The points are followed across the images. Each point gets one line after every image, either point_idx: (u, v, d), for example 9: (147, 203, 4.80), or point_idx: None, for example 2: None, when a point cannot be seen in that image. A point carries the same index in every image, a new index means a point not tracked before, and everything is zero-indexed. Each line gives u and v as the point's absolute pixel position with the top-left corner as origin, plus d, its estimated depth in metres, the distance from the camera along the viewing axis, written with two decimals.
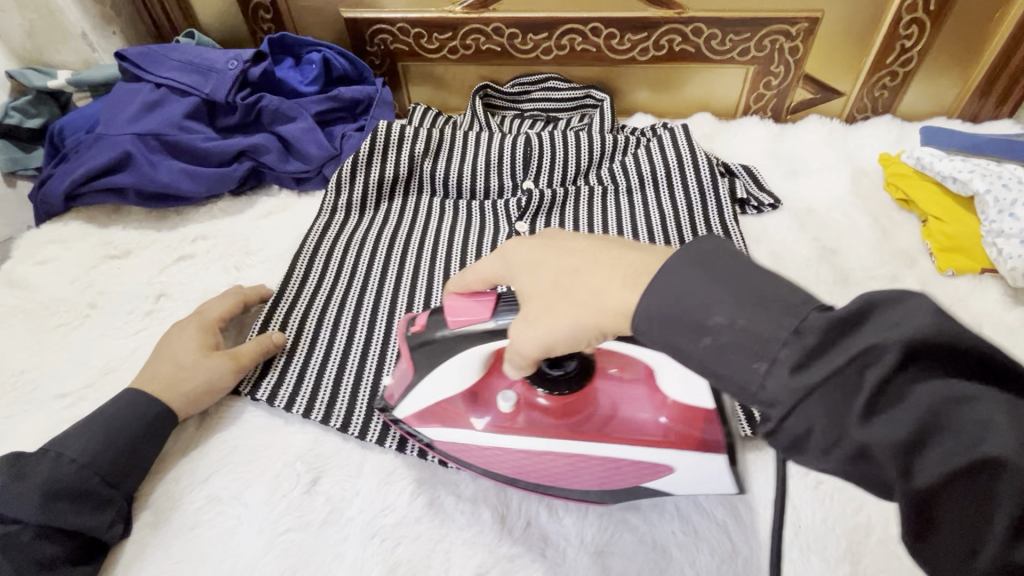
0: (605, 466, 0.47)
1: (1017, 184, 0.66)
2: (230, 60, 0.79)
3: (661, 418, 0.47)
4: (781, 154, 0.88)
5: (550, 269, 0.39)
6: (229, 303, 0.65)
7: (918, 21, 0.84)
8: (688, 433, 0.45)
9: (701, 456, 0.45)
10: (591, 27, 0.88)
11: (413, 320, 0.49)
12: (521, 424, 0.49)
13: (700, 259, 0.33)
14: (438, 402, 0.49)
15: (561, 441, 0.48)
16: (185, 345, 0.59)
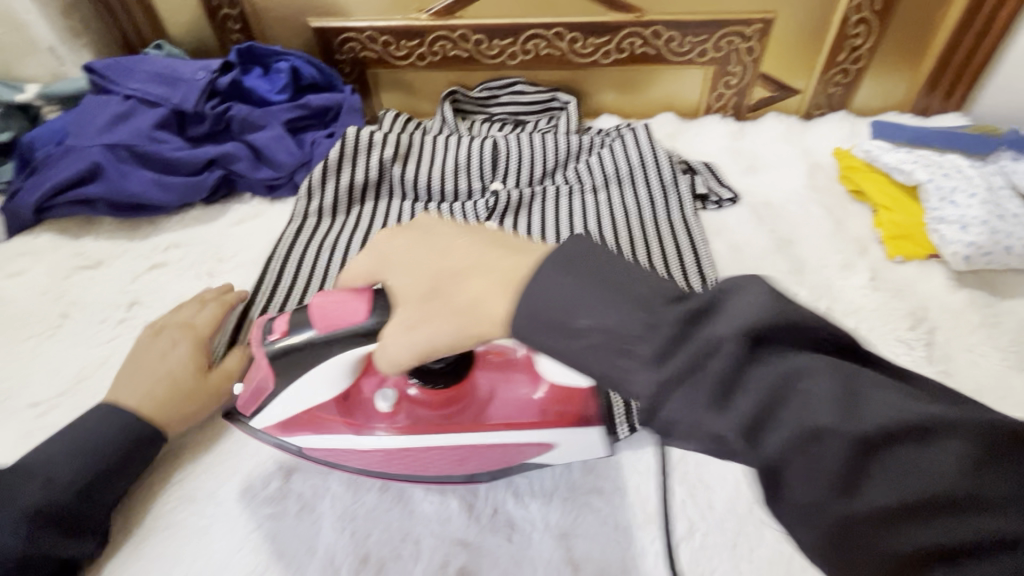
0: (498, 456, 0.50)
1: (956, 173, 0.70)
2: (198, 72, 0.80)
3: (535, 395, 0.51)
4: (741, 150, 0.91)
5: (428, 270, 0.39)
6: (216, 315, 0.63)
7: (865, 21, 0.87)
8: (566, 411, 0.50)
9: (581, 430, 0.50)
10: (554, 31, 0.90)
11: (271, 326, 0.46)
12: (401, 422, 0.51)
13: (572, 256, 0.34)
14: (309, 410, 0.49)
15: (442, 434, 0.49)
16: (172, 357, 0.56)
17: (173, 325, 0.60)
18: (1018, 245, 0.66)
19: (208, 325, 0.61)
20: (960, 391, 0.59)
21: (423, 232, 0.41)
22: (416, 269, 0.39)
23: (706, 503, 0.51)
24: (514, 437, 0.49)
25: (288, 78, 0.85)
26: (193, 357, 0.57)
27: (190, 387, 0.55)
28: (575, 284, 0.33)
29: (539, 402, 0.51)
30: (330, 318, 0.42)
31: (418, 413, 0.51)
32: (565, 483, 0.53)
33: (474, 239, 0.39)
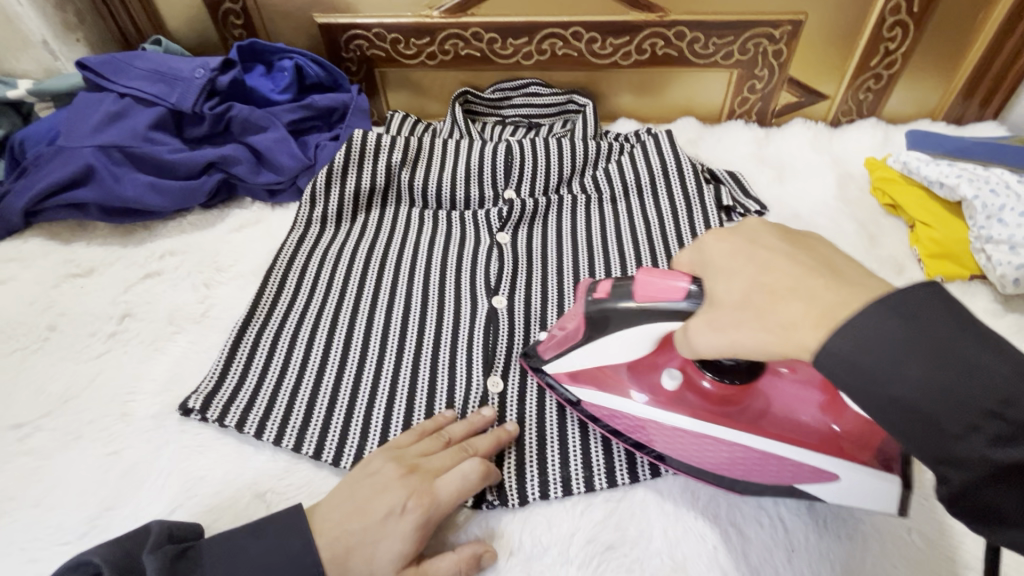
0: (788, 470, 0.46)
1: (1005, 189, 0.65)
2: (196, 69, 0.76)
3: (832, 425, 0.47)
4: (766, 158, 0.86)
5: (748, 279, 0.39)
6: (470, 485, 0.47)
7: (901, 23, 0.83)
8: (854, 447, 0.46)
9: (847, 464, 0.45)
10: (572, 31, 0.86)
11: (594, 285, 0.50)
12: (679, 408, 0.49)
13: (914, 305, 0.31)
14: (601, 366, 0.52)
15: (711, 427, 0.48)
16: (399, 521, 0.45)
17: (416, 460, 0.49)
18: None
19: (452, 498, 0.47)
20: None
21: (750, 238, 0.42)
22: (738, 278, 0.39)
23: (739, 552, 0.47)
24: (792, 455, 0.46)
25: (292, 77, 0.81)
26: (416, 537, 0.45)
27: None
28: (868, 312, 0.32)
29: (833, 435, 0.47)
30: (655, 292, 0.46)
31: (704, 397, 0.49)
32: (586, 524, 0.49)
33: (796, 258, 0.39)
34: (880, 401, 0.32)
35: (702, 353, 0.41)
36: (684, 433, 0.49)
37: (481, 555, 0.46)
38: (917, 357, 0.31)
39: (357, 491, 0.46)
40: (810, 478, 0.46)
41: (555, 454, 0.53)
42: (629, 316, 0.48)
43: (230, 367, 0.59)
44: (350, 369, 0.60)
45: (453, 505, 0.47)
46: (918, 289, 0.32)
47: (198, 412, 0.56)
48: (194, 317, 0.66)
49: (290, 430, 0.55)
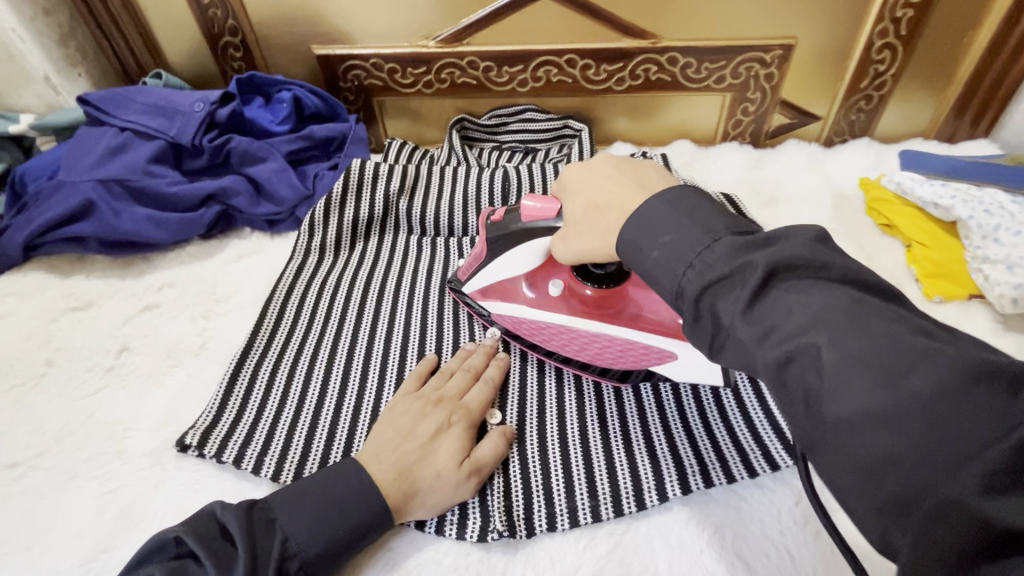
0: (634, 355, 0.56)
1: (999, 210, 0.66)
2: (196, 103, 0.77)
3: (674, 317, 0.55)
4: (762, 179, 0.87)
5: (586, 199, 0.47)
6: (489, 399, 0.56)
7: (890, 46, 0.84)
8: (688, 330, 0.54)
9: (686, 344, 0.54)
10: (566, 58, 0.87)
11: (492, 213, 0.58)
12: (561, 309, 0.59)
13: (684, 198, 0.40)
14: (501, 282, 0.60)
15: (590, 323, 0.57)
16: (449, 431, 0.52)
17: (438, 392, 0.56)
18: None
19: (483, 409, 0.55)
20: None
21: (591, 167, 0.49)
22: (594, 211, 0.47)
23: None
24: (645, 341, 0.55)
25: (290, 108, 0.81)
26: (464, 439, 0.52)
27: (451, 475, 0.49)
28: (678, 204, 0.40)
29: (679, 322, 0.55)
30: (534, 215, 0.53)
31: (586, 298, 0.58)
32: (590, 557, 0.48)
33: (618, 180, 0.46)
34: (664, 286, 0.39)
35: (566, 261, 0.51)
36: (563, 330, 0.58)
37: (507, 429, 0.54)
38: (683, 238, 0.38)
39: (399, 421, 0.53)
40: (655, 360, 0.55)
41: (559, 484, 0.52)
42: (525, 237, 0.55)
43: (228, 401, 0.59)
44: (350, 401, 0.59)
45: (483, 410, 0.55)
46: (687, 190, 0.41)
47: (196, 448, 0.55)
48: (192, 350, 0.66)
49: (289, 466, 0.54)
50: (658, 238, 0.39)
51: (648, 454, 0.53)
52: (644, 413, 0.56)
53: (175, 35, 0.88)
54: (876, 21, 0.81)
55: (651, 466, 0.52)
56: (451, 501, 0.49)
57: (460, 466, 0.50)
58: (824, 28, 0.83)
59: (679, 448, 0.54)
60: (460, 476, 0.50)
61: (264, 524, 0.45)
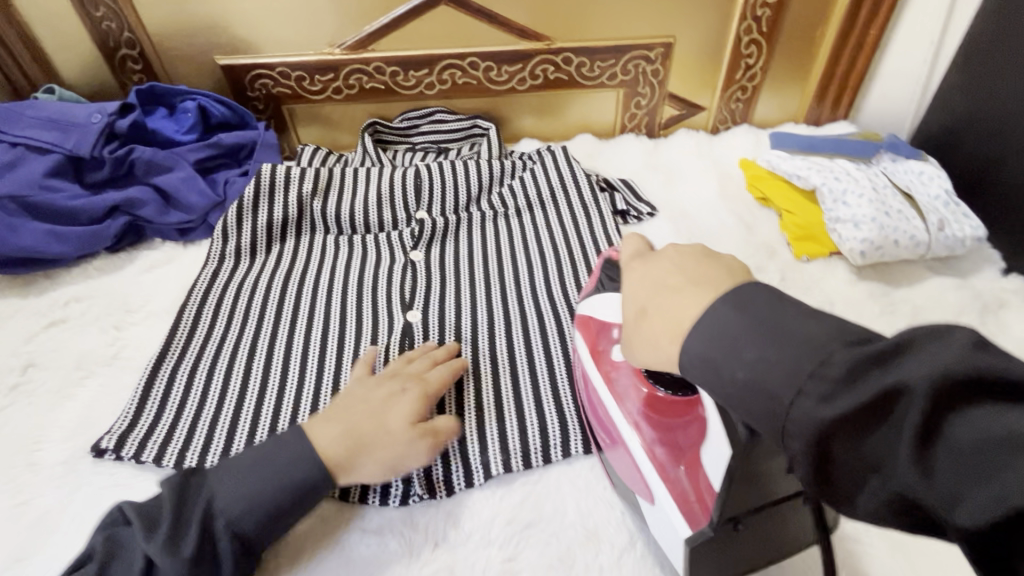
0: (631, 475, 0.50)
1: (846, 176, 0.76)
2: (93, 114, 0.76)
3: (681, 471, 0.45)
4: (657, 165, 0.95)
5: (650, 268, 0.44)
6: (450, 371, 0.57)
7: (755, 42, 0.95)
8: (692, 509, 0.44)
9: (671, 504, 0.45)
10: (468, 61, 0.92)
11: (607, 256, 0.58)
12: (614, 385, 0.51)
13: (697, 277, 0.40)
14: (591, 320, 0.56)
15: (619, 451, 0.50)
16: (404, 397, 0.53)
17: (397, 368, 0.56)
18: (905, 238, 0.71)
19: (442, 382, 0.56)
20: None
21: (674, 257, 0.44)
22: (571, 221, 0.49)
23: (643, 511, 0.52)
24: (646, 478, 0.47)
25: (195, 118, 0.82)
26: (420, 405, 0.53)
27: (402, 432, 0.50)
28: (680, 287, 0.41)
29: (682, 496, 0.45)
30: None
31: (635, 410, 0.49)
32: (506, 506, 0.53)
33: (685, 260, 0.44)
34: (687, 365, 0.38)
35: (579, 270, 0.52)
36: (598, 405, 0.53)
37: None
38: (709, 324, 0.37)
39: (356, 391, 0.54)
40: (637, 490, 0.49)
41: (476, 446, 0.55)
42: None
43: (145, 404, 0.59)
44: (271, 394, 0.61)
45: (443, 382, 0.56)
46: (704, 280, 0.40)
47: (112, 451, 0.55)
48: (104, 360, 0.65)
49: (211, 458, 0.56)
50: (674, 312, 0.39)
51: (555, 412, 0.58)
52: (552, 376, 0.61)
53: (68, 48, 0.86)
54: (740, 20, 0.92)
55: (557, 422, 0.57)
56: (403, 461, 0.50)
57: (412, 426, 0.51)
58: (697, 26, 0.92)
59: None
60: (412, 434, 0.50)
61: (194, 491, 0.47)
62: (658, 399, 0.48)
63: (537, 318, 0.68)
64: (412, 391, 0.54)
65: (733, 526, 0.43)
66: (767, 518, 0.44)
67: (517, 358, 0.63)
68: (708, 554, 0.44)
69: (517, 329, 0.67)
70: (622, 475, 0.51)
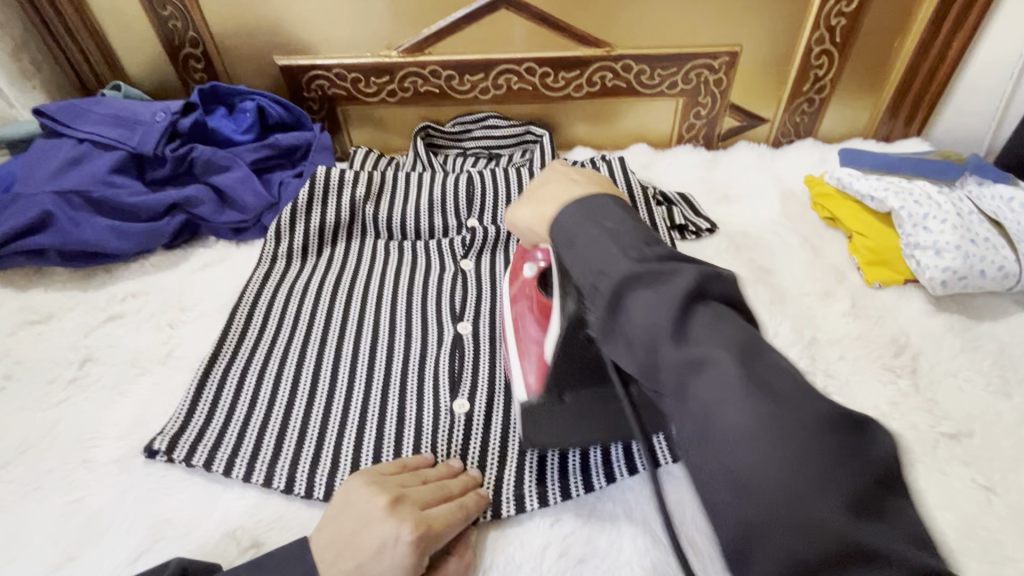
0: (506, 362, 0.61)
1: (927, 200, 0.71)
2: (157, 113, 0.77)
3: (534, 357, 0.54)
4: (714, 179, 0.91)
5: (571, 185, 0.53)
6: (451, 512, 0.47)
7: (827, 52, 0.90)
8: (534, 378, 0.53)
9: (519, 376, 0.55)
10: (525, 66, 0.90)
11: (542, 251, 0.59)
12: (516, 288, 0.60)
13: (588, 211, 0.46)
14: (513, 265, 0.63)
15: (511, 309, 0.60)
16: (394, 551, 0.43)
17: (400, 490, 0.48)
18: (993, 269, 0.66)
19: (444, 525, 0.46)
20: (948, 420, 0.58)
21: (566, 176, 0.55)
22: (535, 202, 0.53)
23: (708, 555, 0.49)
24: (518, 372, 0.56)
25: (253, 118, 0.82)
26: (414, 564, 0.43)
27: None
28: (608, 206, 0.46)
29: (525, 377, 0.54)
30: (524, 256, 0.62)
31: (525, 299, 0.58)
32: (558, 535, 0.51)
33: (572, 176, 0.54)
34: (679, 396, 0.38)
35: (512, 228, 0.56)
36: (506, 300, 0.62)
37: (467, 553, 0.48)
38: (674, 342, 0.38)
39: (348, 520, 0.46)
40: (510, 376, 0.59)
41: (552, 467, 0.55)
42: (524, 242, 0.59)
43: (197, 405, 0.59)
44: (319, 403, 0.60)
45: (445, 527, 0.46)
46: (602, 200, 0.47)
47: (164, 453, 0.55)
48: (158, 358, 0.66)
49: (259, 465, 0.55)
50: (597, 222, 0.45)
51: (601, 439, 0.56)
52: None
53: (134, 45, 0.88)
54: (812, 29, 0.87)
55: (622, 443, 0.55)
56: None
57: None
58: (765, 34, 0.88)
59: None
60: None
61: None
62: (541, 295, 0.57)
63: None
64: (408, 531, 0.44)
65: (557, 396, 0.51)
66: (597, 400, 0.51)
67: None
68: (541, 420, 0.53)
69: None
70: (517, 309, 0.59)
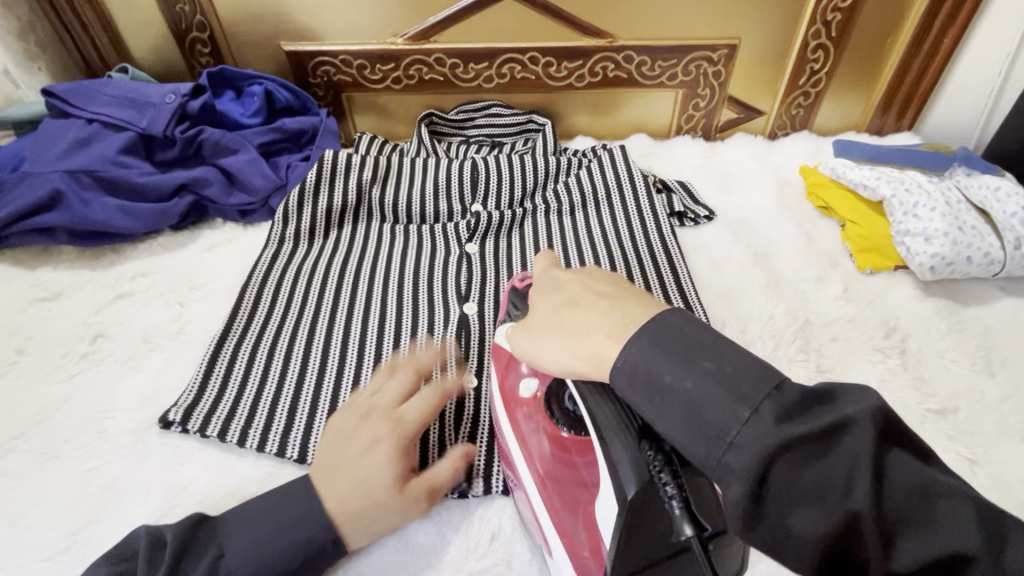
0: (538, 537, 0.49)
1: (918, 189, 0.74)
2: (166, 95, 0.78)
3: (584, 546, 0.44)
4: (712, 169, 0.93)
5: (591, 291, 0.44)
6: (423, 404, 0.51)
7: (823, 47, 0.92)
8: (591, 564, 0.43)
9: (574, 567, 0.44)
10: (529, 56, 0.92)
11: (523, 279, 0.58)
12: (522, 428, 0.51)
13: (663, 333, 0.37)
14: (501, 380, 0.54)
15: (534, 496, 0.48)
16: (376, 451, 0.49)
17: (371, 402, 0.52)
18: (978, 255, 0.69)
19: (418, 421, 0.51)
20: (934, 398, 0.61)
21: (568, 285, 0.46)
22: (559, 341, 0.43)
23: None
24: (561, 547, 0.45)
25: (260, 102, 0.83)
26: (399, 460, 0.49)
27: (389, 501, 0.48)
28: (681, 328, 0.38)
29: (577, 553, 0.44)
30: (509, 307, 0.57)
31: (537, 445, 0.50)
32: None
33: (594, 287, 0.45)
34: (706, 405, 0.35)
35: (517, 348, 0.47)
36: (508, 432, 0.52)
37: (469, 452, 0.51)
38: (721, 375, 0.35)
39: (333, 445, 0.50)
40: (532, 521, 0.50)
41: None
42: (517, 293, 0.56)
43: (210, 378, 0.60)
44: (329, 378, 0.62)
45: (419, 421, 0.51)
46: (670, 317, 0.38)
47: (179, 423, 0.57)
48: (170, 335, 0.67)
49: (272, 436, 0.57)
50: (670, 360, 0.36)
51: None
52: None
53: (140, 28, 0.89)
54: (809, 23, 0.89)
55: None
56: (400, 520, 0.49)
57: (403, 493, 0.48)
58: (763, 28, 0.90)
59: None
60: (400, 499, 0.48)
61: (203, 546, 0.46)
62: (555, 424, 0.50)
63: None
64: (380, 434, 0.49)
65: (637, 575, 0.42)
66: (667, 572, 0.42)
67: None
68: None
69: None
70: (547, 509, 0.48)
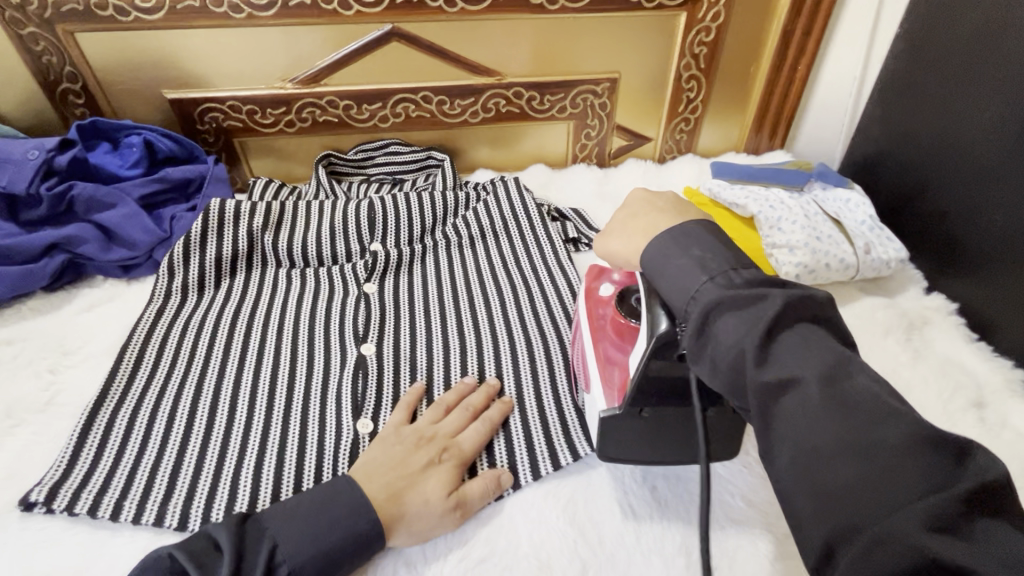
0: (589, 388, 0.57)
1: (780, 205, 0.81)
2: (30, 150, 0.74)
3: (614, 385, 0.53)
4: (607, 194, 0.98)
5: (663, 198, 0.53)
6: (481, 436, 0.57)
7: (695, 77, 1.00)
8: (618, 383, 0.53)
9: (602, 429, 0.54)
10: (421, 95, 0.94)
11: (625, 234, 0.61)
12: (595, 306, 0.59)
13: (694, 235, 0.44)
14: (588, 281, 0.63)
15: (591, 339, 0.57)
16: (440, 465, 0.54)
17: (432, 429, 0.57)
18: (836, 262, 0.76)
19: (474, 448, 0.56)
20: None
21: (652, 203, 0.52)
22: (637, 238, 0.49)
23: (596, 539, 0.53)
24: (595, 364, 0.55)
25: (140, 152, 0.80)
26: (454, 479, 0.53)
27: (436, 504, 0.51)
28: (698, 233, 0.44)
29: (608, 389, 0.53)
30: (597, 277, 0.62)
31: (603, 316, 0.58)
32: (459, 540, 0.53)
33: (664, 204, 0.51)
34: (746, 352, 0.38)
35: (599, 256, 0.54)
36: (581, 320, 0.60)
37: (501, 475, 0.55)
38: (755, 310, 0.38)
39: (393, 453, 0.54)
40: (586, 390, 0.58)
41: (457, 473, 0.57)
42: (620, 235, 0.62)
43: (80, 452, 0.56)
44: (217, 435, 0.59)
45: (475, 447, 0.57)
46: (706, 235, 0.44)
47: (42, 504, 0.53)
48: (37, 407, 0.62)
49: (150, 505, 0.53)
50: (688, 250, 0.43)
51: (505, 444, 0.59)
52: (541, 408, 0.62)
53: (5, 82, 0.84)
54: (679, 57, 0.97)
55: (525, 451, 0.58)
56: (435, 531, 0.51)
57: (446, 502, 0.52)
58: (640, 62, 0.97)
59: (532, 432, 0.60)
60: (446, 506, 0.52)
61: None
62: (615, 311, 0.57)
63: (493, 343, 0.69)
64: (443, 453, 0.55)
65: (638, 409, 0.51)
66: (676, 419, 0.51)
67: (506, 378, 0.65)
68: (620, 438, 0.53)
69: (505, 356, 0.67)
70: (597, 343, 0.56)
